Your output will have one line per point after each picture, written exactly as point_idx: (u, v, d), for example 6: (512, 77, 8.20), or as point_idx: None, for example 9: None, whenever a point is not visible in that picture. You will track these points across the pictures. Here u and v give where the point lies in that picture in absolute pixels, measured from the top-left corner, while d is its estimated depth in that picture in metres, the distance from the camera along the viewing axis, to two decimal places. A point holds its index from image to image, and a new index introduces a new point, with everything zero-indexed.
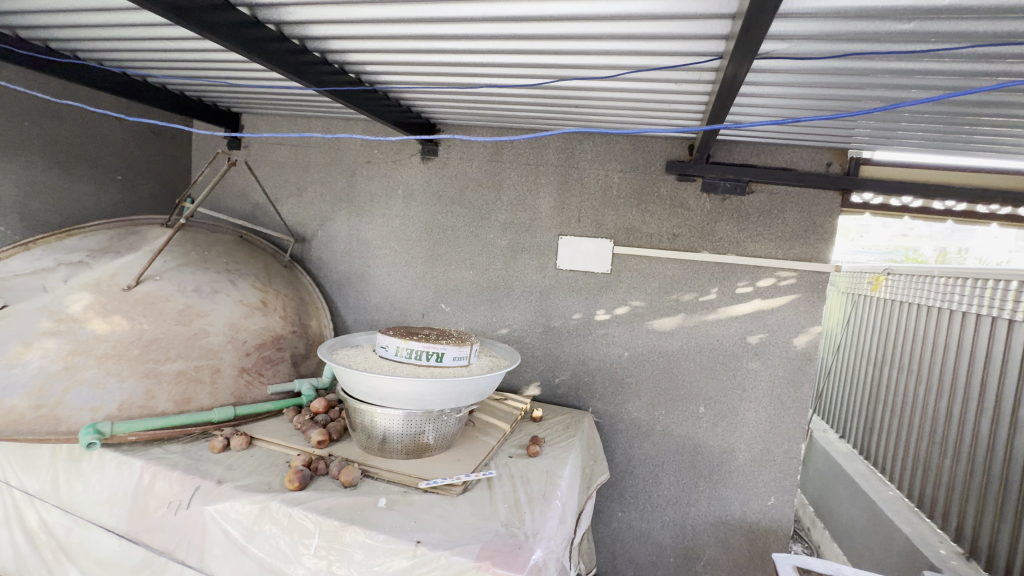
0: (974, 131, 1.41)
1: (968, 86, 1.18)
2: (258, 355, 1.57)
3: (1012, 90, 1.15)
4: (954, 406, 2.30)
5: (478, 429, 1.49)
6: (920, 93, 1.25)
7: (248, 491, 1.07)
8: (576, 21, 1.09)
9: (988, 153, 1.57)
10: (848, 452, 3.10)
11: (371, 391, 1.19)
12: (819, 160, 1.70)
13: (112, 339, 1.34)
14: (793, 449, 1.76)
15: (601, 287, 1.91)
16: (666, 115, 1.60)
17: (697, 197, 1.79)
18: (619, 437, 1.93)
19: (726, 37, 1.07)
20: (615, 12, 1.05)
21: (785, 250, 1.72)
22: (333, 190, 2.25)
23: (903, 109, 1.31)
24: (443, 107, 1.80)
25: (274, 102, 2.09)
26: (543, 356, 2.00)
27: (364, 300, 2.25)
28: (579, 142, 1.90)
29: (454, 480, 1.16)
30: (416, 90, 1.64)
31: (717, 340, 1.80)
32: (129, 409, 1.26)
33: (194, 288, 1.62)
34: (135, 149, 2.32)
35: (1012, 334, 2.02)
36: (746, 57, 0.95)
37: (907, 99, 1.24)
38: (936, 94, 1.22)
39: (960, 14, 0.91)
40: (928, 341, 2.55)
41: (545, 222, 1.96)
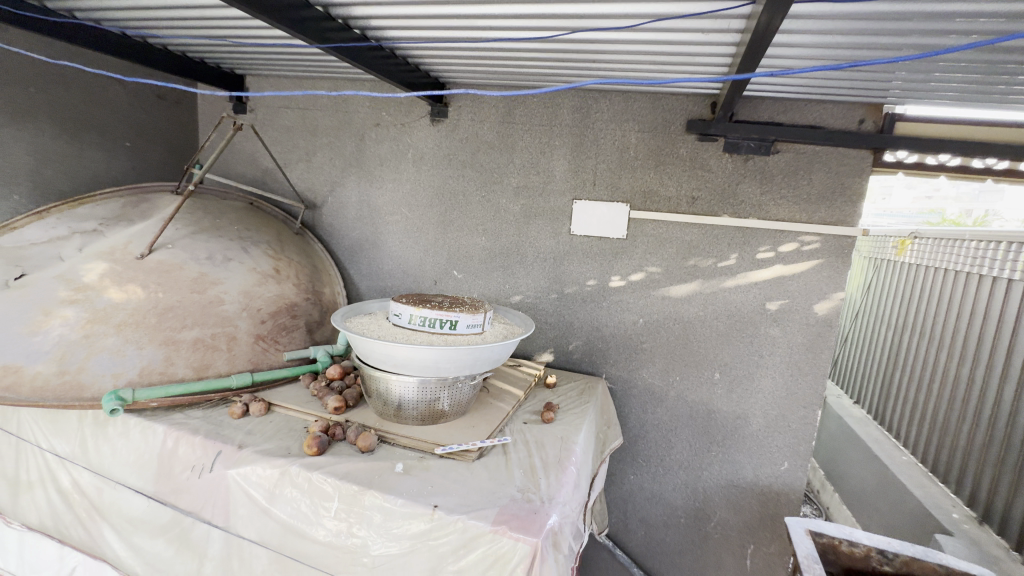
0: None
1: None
2: (273, 323, 1.58)
3: None
4: (977, 372, 2.25)
5: (492, 395, 1.50)
6: (968, 40, 1.15)
7: (268, 456, 1.10)
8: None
9: None
10: (863, 418, 3.09)
11: (385, 358, 1.19)
12: (851, 117, 1.60)
13: (129, 307, 1.35)
14: (809, 415, 1.74)
15: (616, 253, 1.87)
16: (690, 69, 1.50)
17: (719, 157, 1.71)
18: (632, 403, 1.93)
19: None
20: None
21: (810, 213, 1.65)
22: (342, 155, 2.20)
23: (948, 59, 1.21)
24: (453, 64, 1.71)
25: (278, 63, 2.02)
26: (557, 323, 1.99)
27: (377, 267, 2.24)
28: (595, 100, 1.81)
29: (469, 446, 1.16)
30: (424, 46, 1.56)
31: (735, 306, 1.76)
32: (149, 375, 1.28)
33: (207, 256, 1.61)
34: (141, 114, 2.28)
35: None
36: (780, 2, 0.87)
37: (954, 46, 1.14)
38: (986, 41, 1.12)
39: None
40: (954, 307, 2.48)
41: (559, 185, 1.90)
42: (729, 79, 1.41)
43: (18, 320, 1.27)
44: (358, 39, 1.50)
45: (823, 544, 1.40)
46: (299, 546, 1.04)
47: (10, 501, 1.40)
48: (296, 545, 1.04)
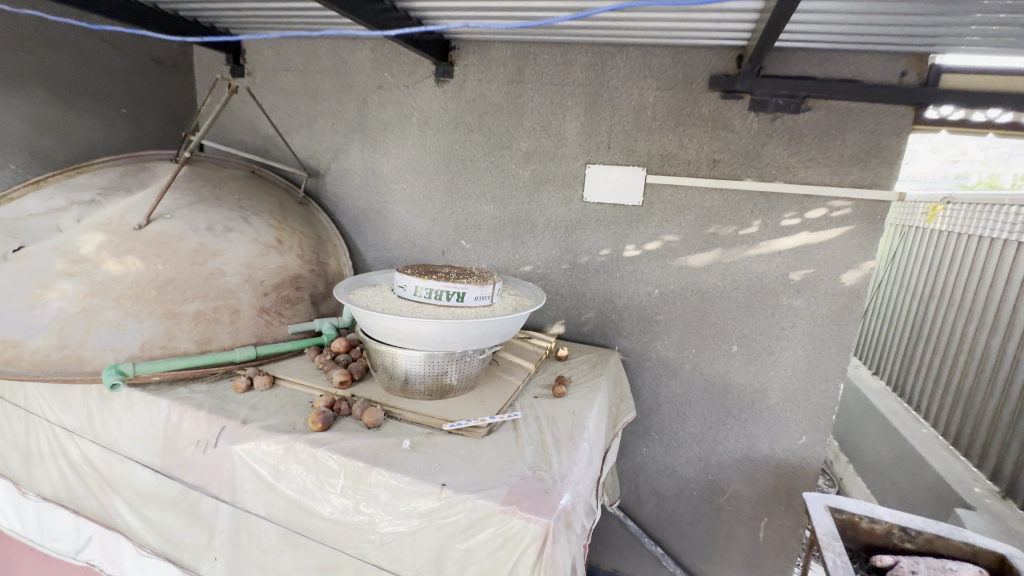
0: None
1: None
2: (277, 295, 1.54)
3: None
4: (1008, 343, 2.14)
5: (502, 369, 1.45)
6: None
7: (273, 431, 1.07)
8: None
9: None
10: (882, 390, 3.02)
11: (390, 332, 1.14)
12: (892, 69, 1.47)
13: (128, 279, 1.31)
14: (831, 389, 1.67)
15: (632, 220, 1.78)
16: (716, 19, 1.38)
17: (744, 116, 1.60)
18: (646, 375, 1.89)
19: None
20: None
21: (841, 176, 1.54)
22: (344, 119, 2.11)
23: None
24: (457, 17, 1.59)
25: (273, 21, 1.91)
26: (568, 294, 1.92)
27: (383, 237, 2.18)
28: (611, 55, 1.69)
29: (479, 422, 1.13)
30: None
31: (756, 276, 1.68)
32: (151, 349, 1.25)
33: (207, 226, 1.56)
34: (137, 80, 2.20)
35: None
36: None
37: None
38: None
39: None
40: (986, 277, 2.36)
41: (571, 149, 1.80)
42: (759, 30, 1.29)
43: (16, 294, 1.24)
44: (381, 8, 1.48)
45: (842, 520, 1.36)
46: (306, 522, 1.03)
47: (24, 473, 1.41)
48: (303, 521, 1.03)
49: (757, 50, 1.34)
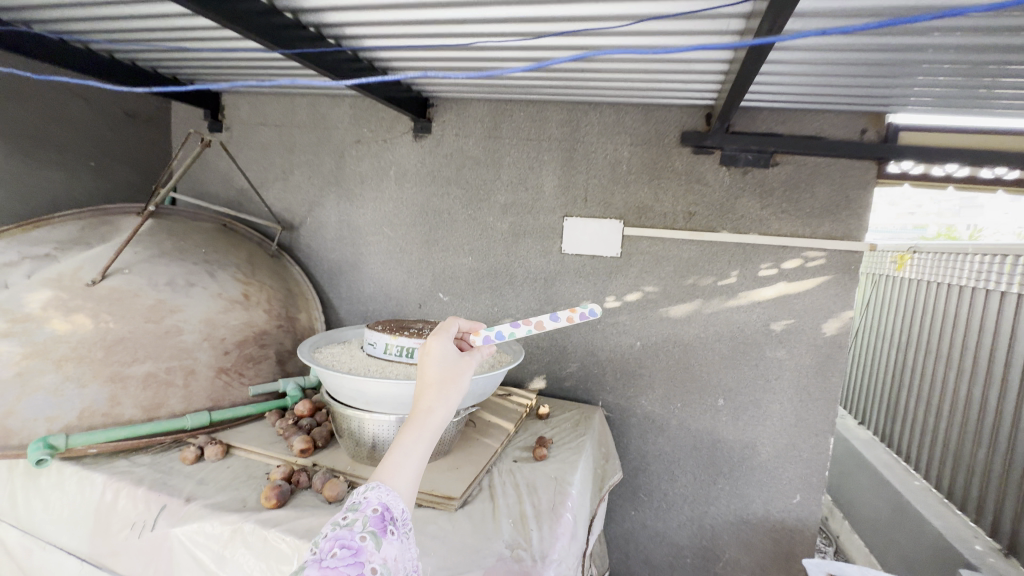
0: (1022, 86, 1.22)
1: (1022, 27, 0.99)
2: (239, 354, 1.45)
3: None
4: (988, 389, 2.09)
5: (478, 431, 1.36)
6: (961, 39, 1.06)
7: (219, 511, 0.96)
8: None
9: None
10: (870, 440, 2.90)
11: (357, 394, 1.06)
12: (852, 127, 1.52)
13: (73, 339, 1.20)
14: (821, 443, 1.63)
15: (611, 271, 1.76)
16: (686, 37, 1.18)
17: (715, 171, 1.63)
18: (632, 432, 1.81)
19: None
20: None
21: (814, 227, 1.57)
22: (321, 173, 2.09)
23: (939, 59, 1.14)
24: (349, 18, 1.25)
25: (251, 76, 1.92)
26: (549, 348, 1.87)
27: (358, 290, 2.11)
28: (585, 113, 1.73)
29: (531, 330, 0.94)
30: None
31: (738, 327, 1.66)
32: (91, 419, 1.15)
33: (167, 281, 1.45)
34: (107, 133, 2.08)
35: None
36: None
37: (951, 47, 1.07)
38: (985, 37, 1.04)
39: None
40: (949, 322, 2.38)
41: (548, 202, 1.81)
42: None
43: None
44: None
45: None
46: None
47: None
48: None
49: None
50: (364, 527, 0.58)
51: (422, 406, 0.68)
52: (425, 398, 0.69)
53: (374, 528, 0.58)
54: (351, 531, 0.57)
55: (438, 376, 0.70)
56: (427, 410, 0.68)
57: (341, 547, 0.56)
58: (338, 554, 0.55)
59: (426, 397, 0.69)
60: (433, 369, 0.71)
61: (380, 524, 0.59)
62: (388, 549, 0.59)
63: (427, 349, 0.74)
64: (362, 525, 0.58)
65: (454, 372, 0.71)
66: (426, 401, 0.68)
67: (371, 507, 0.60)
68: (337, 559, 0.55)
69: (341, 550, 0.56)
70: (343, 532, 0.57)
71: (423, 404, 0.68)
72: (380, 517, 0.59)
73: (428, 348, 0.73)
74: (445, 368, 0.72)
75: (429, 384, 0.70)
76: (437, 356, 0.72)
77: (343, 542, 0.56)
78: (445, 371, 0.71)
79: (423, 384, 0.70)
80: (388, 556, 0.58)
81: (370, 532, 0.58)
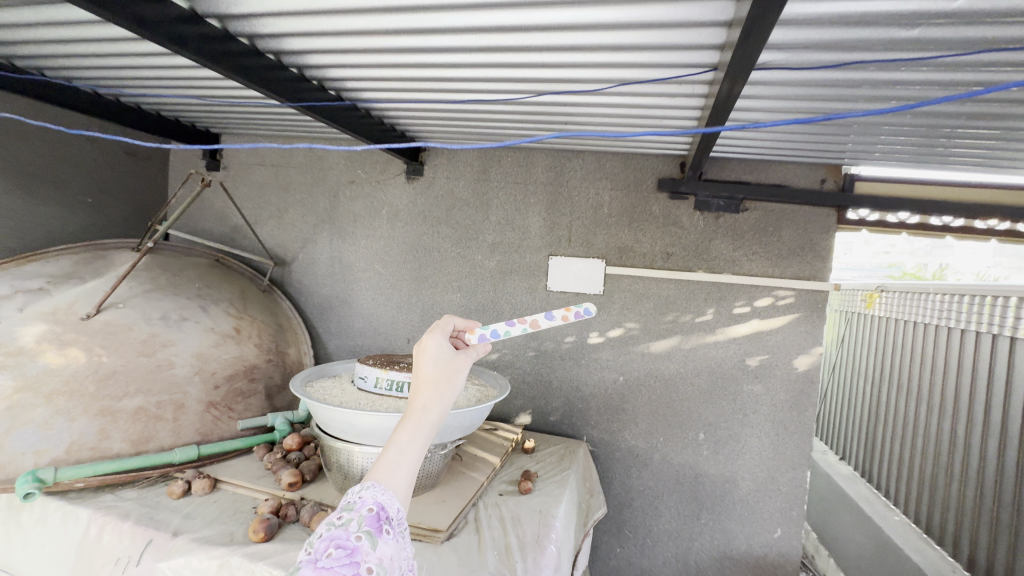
0: (959, 145, 1.35)
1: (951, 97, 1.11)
2: (228, 388, 1.47)
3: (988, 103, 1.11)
4: (957, 424, 2.17)
5: (465, 465, 1.39)
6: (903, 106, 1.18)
7: (206, 544, 0.96)
8: (548, 7, 0.97)
9: (967, 169, 1.55)
10: (850, 475, 2.94)
11: (347, 427, 1.09)
12: (813, 177, 1.65)
13: (65, 373, 1.22)
14: (799, 477, 1.68)
15: (594, 308, 1.84)
16: (662, 98, 1.28)
17: (690, 215, 1.74)
18: (616, 467, 1.83)
19: None
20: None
21: (782, 268, 1.67)
22: (315, 211, 2.17)
23: (885, 124, 1.26)
24: (350, 74, 1.36)
25: (252, 119, 2.01)
26: (535, 383, 1.91)
27: (347, 325, 2.15)
28: (568, 160, 1.85)
29: (527, 329, 0.87)
30: (314, 35, 1.17)
31: (716, 363, 1.73)
32: (79, 452, 1.16)
33: (160, 315, 1.48)
34: (105, 170, 2.14)
35: (999, 349, 1.98)
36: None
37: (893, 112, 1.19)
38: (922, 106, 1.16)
39: (976, 20, 0.85)
40: (917, 358, 2.48)
41: (534, 242, 1.89)
42: (726, 64, 0.95)
43: None
44: (239, 48, 1.19)
45: None
46: None
47: None
48: None
49: (739, 60, 0.87)
50: (360, 526, 0.54)
51: (419, 402, 0.65)
52: (421, 395, 0.66)
53: (370, 527, 0.55)
54: (346, 531, 0.54)
55: (434, 373, 0.67)
56: (423, 406, 0.64)
57: (336, 547, 0.53)
58: (333, 553, 0.52)
59: (422, 394, 0.65)
60: (428, 365, 0.68)
61: (377, 523, 0.55)
62: (385, 549, 0.55)
63: (422, 346, 0.71)
64: (357, 525, 0.54)
65: (452, 368, 0.68)
66: (423, 397, 0.65)
67: (366, 506, 0.56)
68: (331, 559, 0.51)
69: (337, 550, 0.52)
70: (338, 532, 0.54)
71: (418, 401, 0.64)
72: (375, 516, 0.55)
73: (422, 345, 0.71)
74: (441, 365, 0.68)
75: (425, 381, 0.66)
76: (432, 352, 0.69)
77: (338, 542, 0.53)
78: (441, 368, 0.68)
79: (419, 381, 0.67)
80: (385, 556, 0.54)
81: (367, 531, 0.54)
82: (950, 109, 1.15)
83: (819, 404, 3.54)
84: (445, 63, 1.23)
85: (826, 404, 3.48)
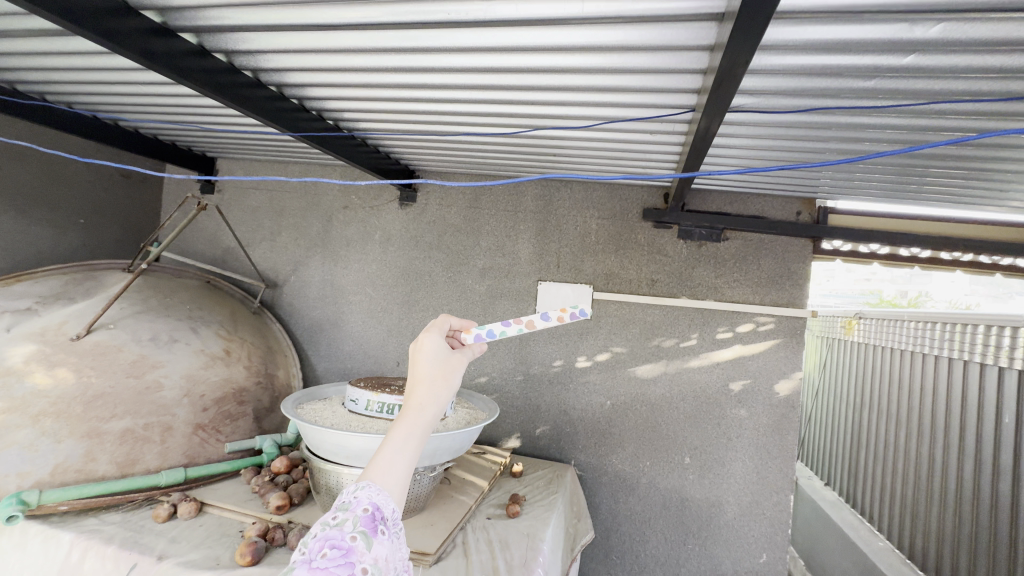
0: (921, 182, 1.45)
1: (911, 140, 1.20)
2: (217, 410, 1.47)
3: (943, 146, 1.20)
4: (934, 449, 2.22)
5: (453, 488, 1.40)
6: (869, 146, 1.27)
7: (191, 568, 0.96)
8: (537, 53, 1.04)
9: (932, 204, 1.65)
10: (835, 501, 2.97)
11: (338, 449, 1.10)
12: (789, 209, 1.74)
13: (53, 395, 1.21)
14: (782, 501, 1.70)
15: (581, 333, 1.88)
16: (644, 134, 1.35)
17: (674, 243, 1.81)
18: (603, 492, 1.84)
19: (722, 17, 0.84)
20: (581, 43, 0.99)
21: (762, 295, 1.74)
22: (308, 235, 2.20)
23: (853, 162, 1.35)
24: (349, 106, 1.41)
25: (249, 145, 2.06)
26: (523, 407, 1.93)
27: (337, 348, 2.16)
28: (557, 189, 1.92)
29: (523, 330, 0.78)
30: (315, 70, 1.23)
31: (700, 388, 1.77)
32: (63, 475, 1.15)
33: (150, 336, 1.49)
34: (99, 192, 2.16)
35: (971, 375, 2.05)
36: (743, 46, 0.74)
37: (859, 151, 1.27)
38: (885, 147, 1.24)
39: (927, 74, 0.93)
40: (896, 384, 2.55)
41: (523, 267, 1.94)
42: (702, 104, 1.01)
43: None
44: (243, 81, 1.25)
45: None
46: None
47: None
48: None
49: (715, 99, 0.92)
50: (356, 525, 0.50)
51: (415, 401, 0.59)
52: (417, 394, 0.59)
53: (366, 527, 0.50)
54: (341, 531, 0.50)
55: (431, 371, 0.61)
56: (421, 405, 0.58)
57: (330, 547, 0.48)
58: (328, 554, 0.48)
59: (418, 392, 0.59)
60: (426, 361, 0.61)
61: (374, 522, 0.51)
62: (381, 550, 0.50)
63: (418, 342, 0.63)
64: (352, 525, 0.50)
65: (450, 366, 0.62)
66: (419, 396, 0.59)
67: (361, 507, 0.51)
68: (326, 560, 0.48)
69: (331, 551, 0.48)
70: (332, 532, 0.50)
71: (414, 399, 0.59)
72: (372, 516, 0.51)
73: (419, 338, 0.64)
74: (441, 362, 0.62)
75: (421, 378, 0.60)
76: (430, 347, 0.63)
77: (333, 542, 0.49)
78: (440, 367, 0.62)
79: (415, 378, 0.61)
80: (381, 557, 0.50)
81: (363, 531, 0.50)
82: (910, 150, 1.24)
83: (803, 429, 3.59)
84: (440, 97, 1.29)
85: (810, 429, 3.53)
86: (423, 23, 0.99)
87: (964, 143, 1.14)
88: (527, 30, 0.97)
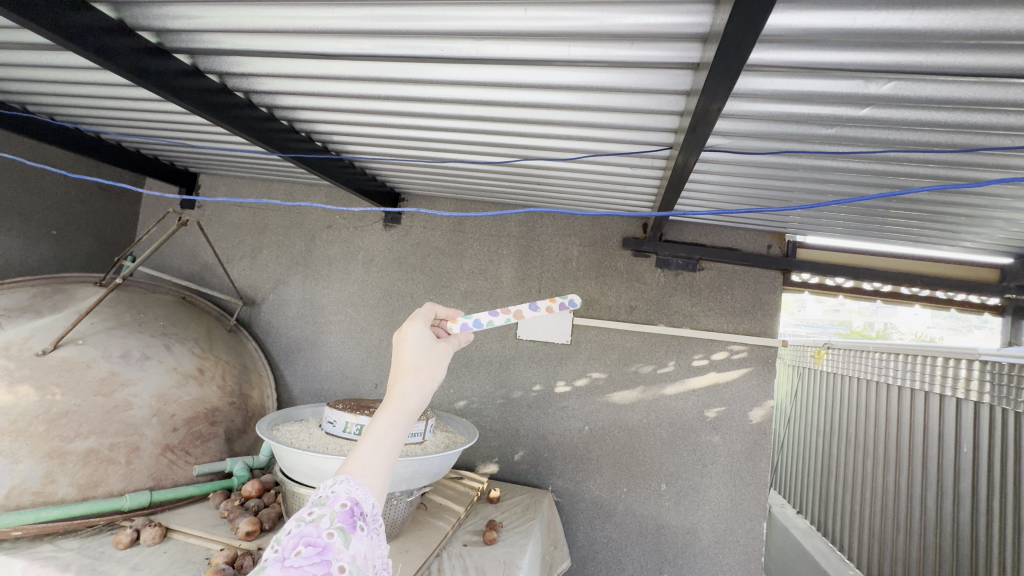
0: (881, 221, 1.54)
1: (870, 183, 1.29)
2: (187, 431, 1.43)
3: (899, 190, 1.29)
4: (901, 477, 2.28)
5: (430, 514, 1.38)
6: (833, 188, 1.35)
7: None
8: (524, 89, 1.09)
9: (892, 242, 1.75)
10: (807, 529, 3.00)
11: (313, 472, 1.08)
12: (761, 243, 1.82)
13: (13, 412, 1.16)
14: (755, 527, 1.73)
15: (561, 358, 1.90)
16: (624, 168, 1.41)
17: (652, 271, 1.86)
18: (579, 518, 1.83)
19: (697, 66, 0.90)
20: (566, 82, 1.04)
21: (735, 324, 1.79)
22: (289, 253, 2.19)
23: (818, 201, 1.43)
24: (338, 130, 1.44)
25: (234, 163, 2.06)
26: (502, 431, 1.92)
27: (314, 368, 2.12)
28: (540, 217, 1.97)
29: (511, 320, 0.75)
30: (307, 95, 1.26)
31: (676, 414, 1.80)
32: (19, 497, 1.10)
33: (122, 353, 1.45)
34: (74, 203, 2.12)
35: (933, 405, 2.13)
36: (716, 91, 0.80)
37: (824, 191, 1.35)
38: (847, 188, 1.32)
39: (883, 126, 1.01)
40: (863, 413, 2.63)
41: (505, 291, 1.97)
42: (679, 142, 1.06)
43: None
44: (233, 101, 1.26)
45: None
46: None
47: None
48: None
49: (691, 137, 0.97)
50: (333, 521, 0.47)
51: (398, 391, 0.56)
52: (400, 384, 0.57)
53: (344, 523, 0.47)
54: (317, 528, 0.46)
55: (414, 360, 0.58)
56: (403, 395, 0.56)
57: (306, 544, 0.45)
58: (303, 552, 0.45)
59: (401, 381, 0.57)
60: (410, 351, 0.59)
61: (353, 518, 0.48)
62: (360, 547, 0.48)
63: (401, 332, 0.61)
64: (329, 521, 0.47)
65: (435, 356, 0.60)
66: (402, 386, 0.56)
67: (339, 502, 0.48)
68: (301, 558, 0.44)
69: (306, 548, 0.45)
70: (308, 528, 0.46)
71: (397, 388, 0.56)
72: (350, 512, 0.48)
73: (404, 329, 0.61)
74: (424, 351, 0.59)
75: (405, 368, 0.58)
76: (413, 337, 0.60)
77: (308, 539, 0.45)
78: (423, 355, 0.59)
79: (398, 368, 0.58)
80: (359, 554, 0.47)
81: (340, 527, 0.47)
82: (870, 191, 1.32)
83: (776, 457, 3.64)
84: (429, 124, 1.33)
85: (783, 457, 3.58)
86: (416, 57, 1.04)
87: (917, 187, 1.23)
88: (514, 68, 1.02)
